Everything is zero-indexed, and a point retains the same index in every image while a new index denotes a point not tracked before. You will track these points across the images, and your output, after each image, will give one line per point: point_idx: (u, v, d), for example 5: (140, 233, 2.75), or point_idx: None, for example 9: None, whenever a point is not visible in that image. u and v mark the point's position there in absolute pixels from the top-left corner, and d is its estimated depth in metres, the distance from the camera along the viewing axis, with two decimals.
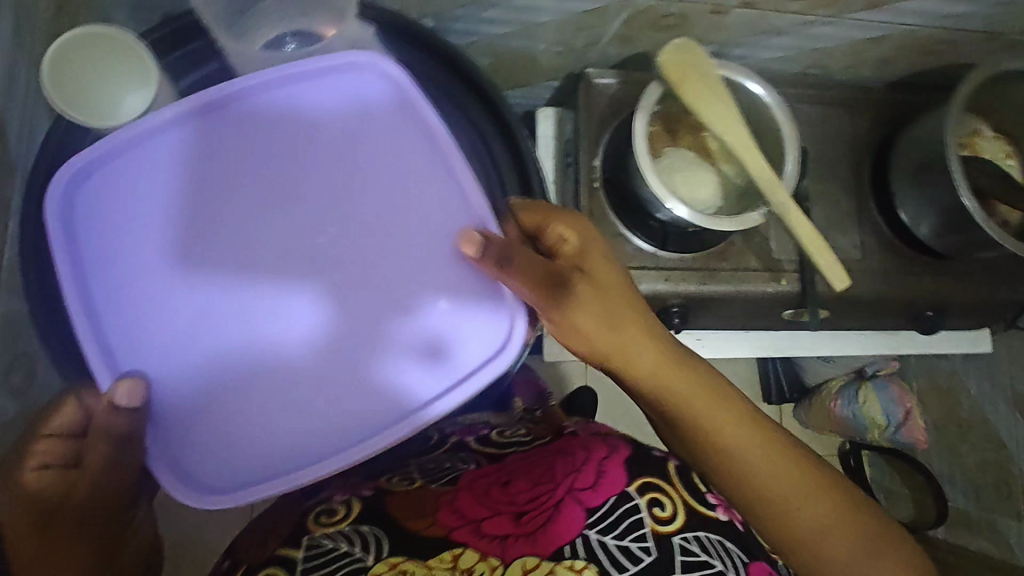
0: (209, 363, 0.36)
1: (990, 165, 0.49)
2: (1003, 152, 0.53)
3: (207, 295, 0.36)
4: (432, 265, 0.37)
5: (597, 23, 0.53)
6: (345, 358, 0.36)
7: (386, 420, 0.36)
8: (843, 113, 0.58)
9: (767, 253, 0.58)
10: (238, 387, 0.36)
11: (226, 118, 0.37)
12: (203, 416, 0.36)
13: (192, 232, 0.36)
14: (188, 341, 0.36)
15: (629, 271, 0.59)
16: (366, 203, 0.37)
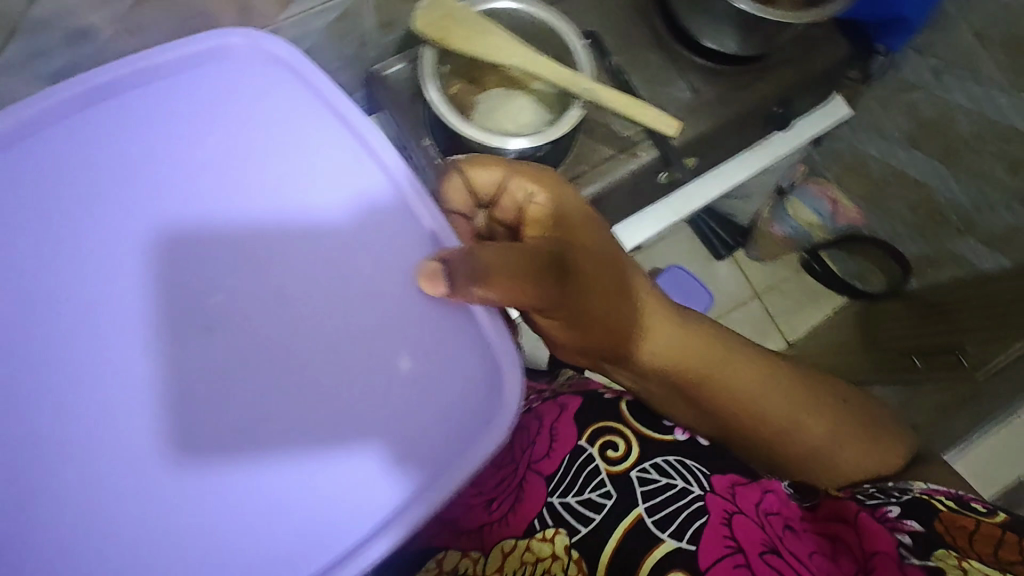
0: (159, 457, 0.28)
1: None
2: None
3: (124, 391, 0.29)
4: (392, 290, 0.32)
5: (351, 26, 0.55)
6: (326, 415, 0.30)
7: (400, 466, 0.29)
8: None
9: (615, 137, 0.58)
10: (200, 474, 0.28)
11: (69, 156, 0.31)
12: (154, 512, 0.28)
13: (80, 329, 0.29)
14: (122, 447, 0.28)
15: None
16: (304, 245, 0.32)
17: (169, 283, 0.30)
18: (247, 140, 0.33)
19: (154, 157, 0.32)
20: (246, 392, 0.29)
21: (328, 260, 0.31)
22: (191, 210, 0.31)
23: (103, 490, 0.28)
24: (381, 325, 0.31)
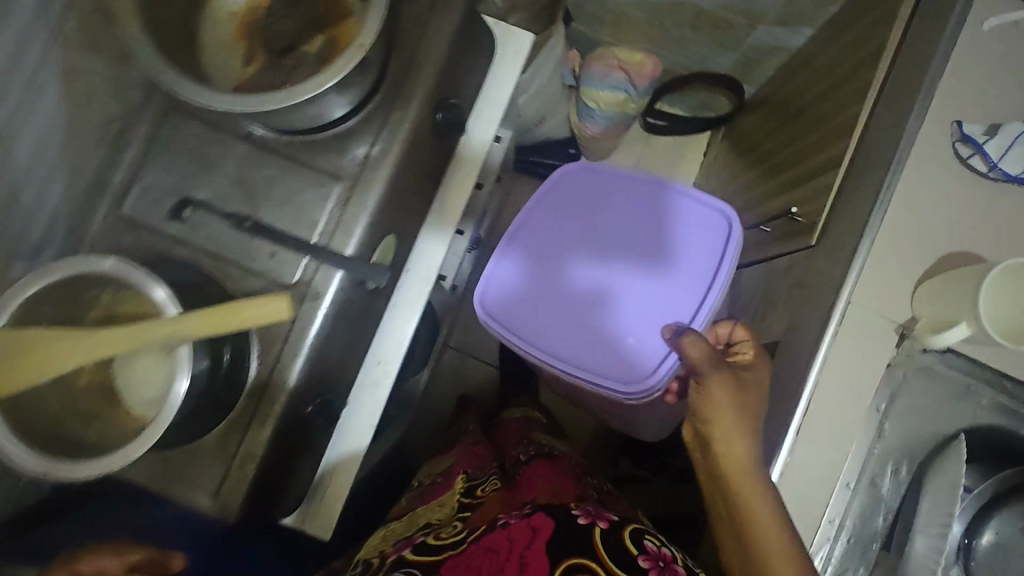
0: (596, 330, 0.98)
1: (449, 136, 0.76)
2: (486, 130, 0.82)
3: (614, 309, 0.98)
4: (654, 320, 0.96)
5: (268, 192, 0.68)
6: (604, 342, 0.98)
7: (603, 374, 0.97)
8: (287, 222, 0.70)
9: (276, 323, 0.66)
10: (597, 331, 0.98)
11: (619, 263, 1.00)
12: (599, 349, 0.98)
13: (591, 277, 1.00)
14: (631, 296, 0.98)
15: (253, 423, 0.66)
16: (652, 291, 0.98)
17: (646, 298, 0.98)
18: (699, 249, 1.00)
19: (643, 256, 1.00)
20: (607, 334, 0.98)
21: (637, 296, 0.98)
22: (597, 276, 1.00)
23: (609, 308, 0.99)
24: (644, 331, 0.97)
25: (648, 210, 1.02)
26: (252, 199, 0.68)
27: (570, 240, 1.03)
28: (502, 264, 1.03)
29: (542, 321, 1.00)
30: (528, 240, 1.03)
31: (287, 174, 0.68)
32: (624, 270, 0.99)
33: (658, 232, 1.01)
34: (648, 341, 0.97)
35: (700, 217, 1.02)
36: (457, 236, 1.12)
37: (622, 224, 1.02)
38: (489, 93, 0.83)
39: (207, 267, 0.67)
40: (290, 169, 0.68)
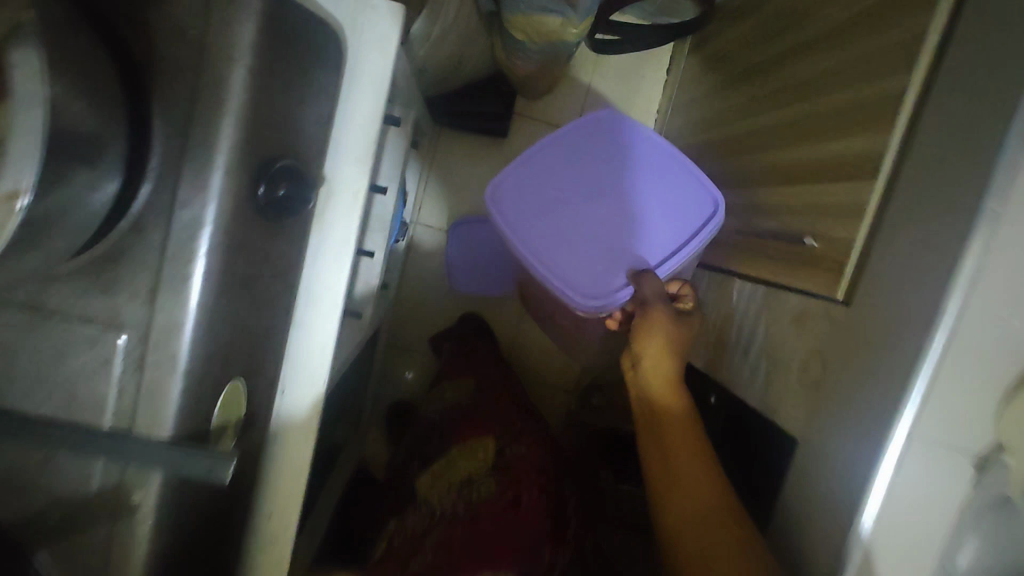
0: (557, 231, 0.85)
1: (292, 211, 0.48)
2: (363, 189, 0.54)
3: (577, 215, 0.86)
4: (602, 258, 0.84)
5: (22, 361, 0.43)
6: (558, 241, 0.85)
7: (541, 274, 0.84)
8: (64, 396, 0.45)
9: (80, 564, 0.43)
10: (559, 233, 0.85)
11: (615, 199, 0.86)
12: (544, 250, 0.85)
13: (598, 187, 0.87)
14: (596, 232, 0.85)
15: None
16: (613, 237, 0.85)
17: (608, 237, 0.85)
18: (683, 226, 0.85)
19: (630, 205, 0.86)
20: (563, 238, 0.85)
21: (599, 232, 0.85)
22: (596, 200, 0.86)
23: (579, 215, 0.86)
24: (591, 263, 0.84)
25: (663, 182, 0.87)
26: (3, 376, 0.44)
27: (590, 170, 0.87)
28: (531, 156, 0.88)
29: (547, 214, 0.86)
30: (571, 140, 0.88)
31: (45, 332, 0.43)
32: (619, 201, 0.86)
33: (661, 201, 0.87)
34: (579, 272, 0.84)
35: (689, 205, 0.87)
36: (364, 259, 0.86)
37: (653, 175, 0.87)
38: (348, 113, 0.54)
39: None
40: (48, 322, 0.43)
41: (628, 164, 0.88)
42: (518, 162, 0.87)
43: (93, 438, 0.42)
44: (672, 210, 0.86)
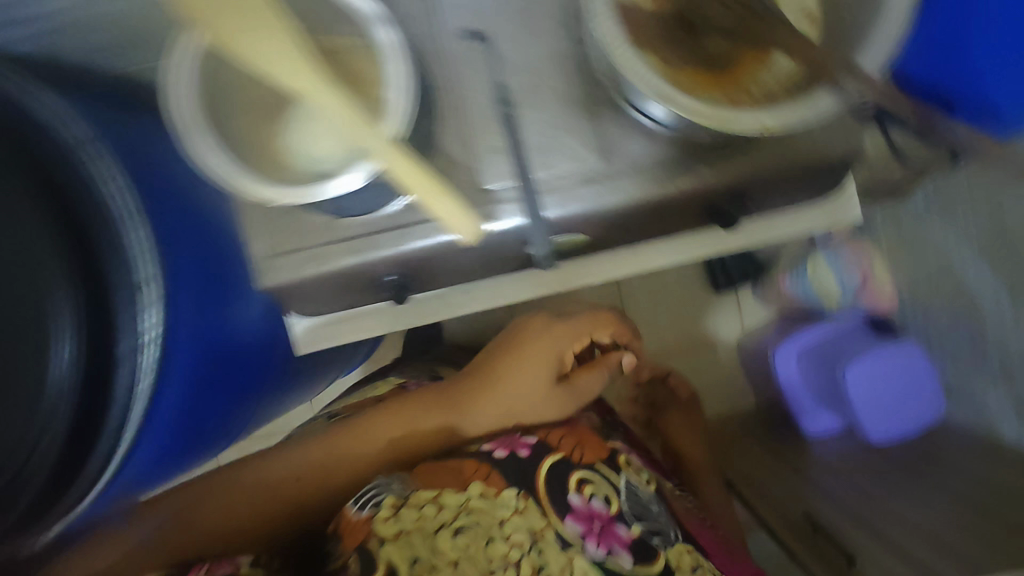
0: (906, 356, 1.09)
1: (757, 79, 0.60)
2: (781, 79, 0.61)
3: (904, 369, 1.09)
4: (842, 350, 1.24)
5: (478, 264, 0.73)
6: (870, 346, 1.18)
7: (906, 346, 1.09)
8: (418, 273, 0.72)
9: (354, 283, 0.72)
10: (902, 358, 1.09)
11: (880, 395, 1.10)
12: (915, 357, 1.09)
13: (916, 394, 1.09)
14: (880, 383, 1.10)
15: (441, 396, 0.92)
16: (873, 382, 1.10)
17: (874, 380, 1.10)
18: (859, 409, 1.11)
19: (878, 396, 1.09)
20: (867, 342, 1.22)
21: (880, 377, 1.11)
22: (907, 386, 1.09)
23: (903, 362, 1.09)
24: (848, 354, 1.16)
25: (885, 421, 1.10)
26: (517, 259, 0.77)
27: (906, 401, 1.09)
28: (925, 379, 1.09)
29: (884, 383, 1.10)
30: (921, 400, 1.09)
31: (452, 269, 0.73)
32: (899, 401, 1.09)
33: (881, 416, 1.10)
34: (851, 342, 1.25)
35: (875, 420, 1.10)
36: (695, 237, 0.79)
37: (886, 415, 1.10)
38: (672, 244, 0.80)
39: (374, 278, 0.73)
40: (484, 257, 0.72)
41: (905, 399, 1.09)
42: (925, 365, 1.09)
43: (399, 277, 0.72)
44: (872, 412, 1.10)
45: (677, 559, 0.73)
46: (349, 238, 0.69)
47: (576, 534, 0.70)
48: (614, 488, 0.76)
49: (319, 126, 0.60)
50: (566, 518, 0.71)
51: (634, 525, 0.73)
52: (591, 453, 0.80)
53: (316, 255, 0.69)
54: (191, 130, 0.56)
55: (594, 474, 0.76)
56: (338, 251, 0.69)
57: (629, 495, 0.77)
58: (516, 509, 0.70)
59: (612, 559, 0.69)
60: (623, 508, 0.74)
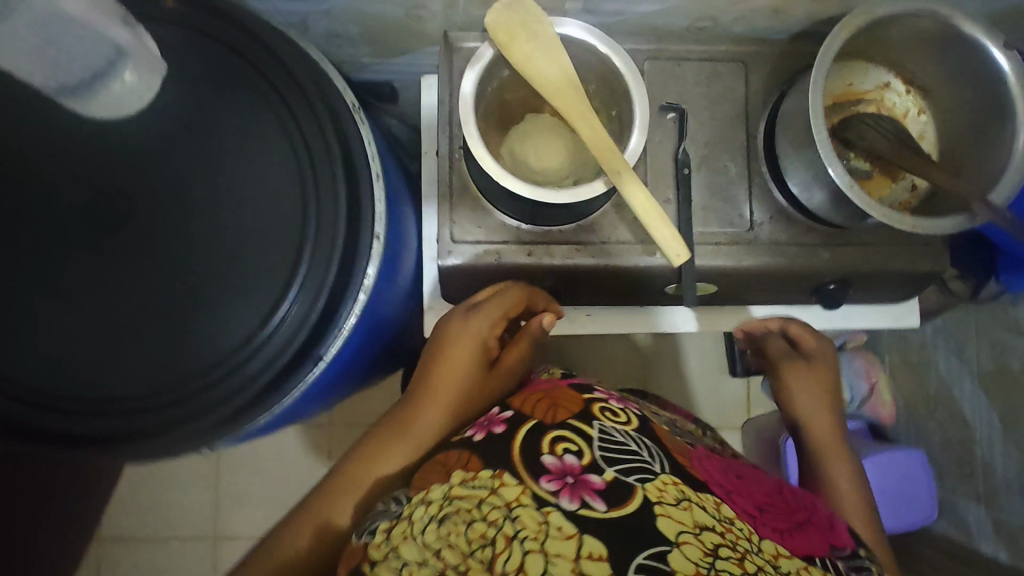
0: (908, 463, 1.24)
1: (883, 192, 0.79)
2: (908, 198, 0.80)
3: (906, 475, 1.24)
4: (848, 449, 1.38)
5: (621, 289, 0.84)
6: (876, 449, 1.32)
7: (909, 453, 1.24)
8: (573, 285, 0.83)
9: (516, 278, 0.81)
10: (904, 463, 1.24)
11: (882, 493, 1.24)
12: (918, 465, 1.24)
13: (915, 498, 1.24)
14: (882, 484, 1.25)
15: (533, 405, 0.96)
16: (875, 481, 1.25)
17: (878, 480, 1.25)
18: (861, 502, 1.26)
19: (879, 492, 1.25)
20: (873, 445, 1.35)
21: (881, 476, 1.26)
22: (909, 488, 1.23)
23: (906, 468, 1.24)
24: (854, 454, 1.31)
25: (886, 517, 1.24)
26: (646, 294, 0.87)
27: (906, 502, 1.24)
28: (924, 485, 1.23)
29: (887, 484, 1.24)
30: (919, 503, 1.23)
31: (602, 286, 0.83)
32: (899, 500, 1.24)
33: (881, 512, 1.24)
34: (854, 446, 1.39)
35: (878, 516, 1.25)
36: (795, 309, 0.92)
37: (887, 512, 1.24)
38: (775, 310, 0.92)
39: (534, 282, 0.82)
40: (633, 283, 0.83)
41: (905, 500, 1.24)
42: (926, 474, 1.23)
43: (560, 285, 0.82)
44: (875, 509, 1.25)
45: (664, 487, 0.60)
46: (528, 242, 0.80)
47: (552, 492, 0.57)
48: (590, 437, 0.63)
49: (551, 143, 0.74)
50: (541, 479, 0.58)
51: (604, 470, 0.60)
52: (563, 413, 0.67)
53: (497, 251, 0.79)
54: (469, 117, 0.68)
55: (575, 429, 0.64)
56: (517, 251, 0.79)
57: (614, 439, 0.64)
58: (500, 490, 0.57)
59: (583, 506, 0.56)
60: (598, 457, 0.61)
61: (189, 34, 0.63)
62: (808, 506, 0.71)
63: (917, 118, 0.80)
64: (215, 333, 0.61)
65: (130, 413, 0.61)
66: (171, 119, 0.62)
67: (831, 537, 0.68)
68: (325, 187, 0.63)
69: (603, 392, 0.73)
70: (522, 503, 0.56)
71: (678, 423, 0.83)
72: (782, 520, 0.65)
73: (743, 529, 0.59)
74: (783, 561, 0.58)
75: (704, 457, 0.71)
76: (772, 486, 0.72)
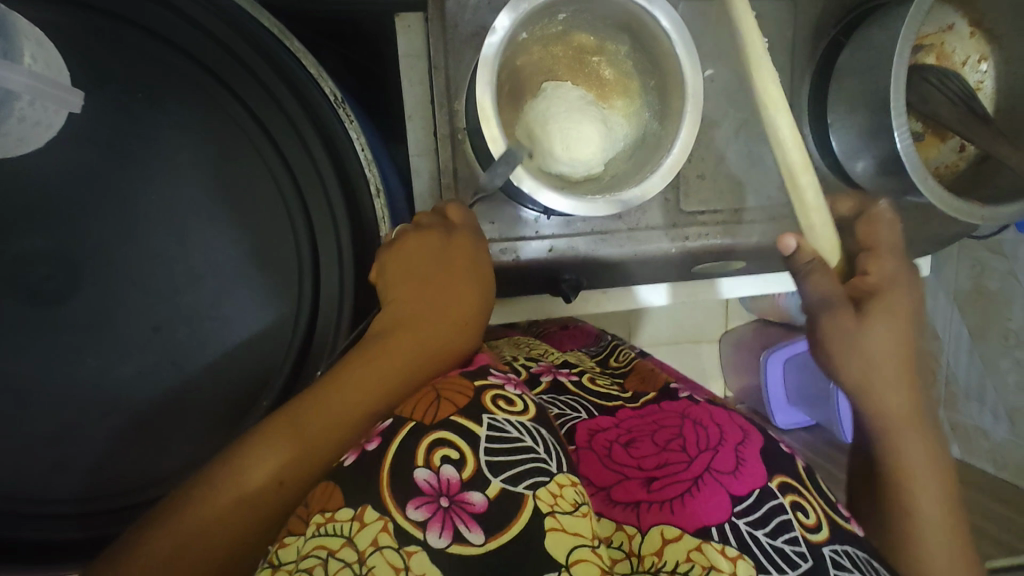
0: None
1: (931, 147, 0.72)
2: (957, 159, 0.72)
3: None
4: (819, 359, 1.43)
5: (650, 267, 0.76)
6: None
7: None
8: (596, 268, 0.74)
9: (540, 267, 0.71)
10: None
11: (854, 409, 1.33)
12: None
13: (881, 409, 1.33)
14: (853, 400, 1.32)
15: (606, 346, 0.74)
16: (850, 399, 1.32)
17: (852, 398, 1.32)
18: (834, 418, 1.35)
19: (852, 408, 1.33)
20: None
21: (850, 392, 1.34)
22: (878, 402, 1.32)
23: None
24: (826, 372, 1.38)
25: (858, 428, 1.34)
26: (676, 272, 0.80)
27: None
28: None
29: None
30: None
31: (632, 263, 0.74)
32: (869, 414, 1.33)
33: (853, 425, 1.33)
34: None
35: (852, 427, 1.34)
36: None
37: None
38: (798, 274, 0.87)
39: (559, 276, 0.73)
40: (663, 261, 0.75)
41: None
42: None
43: (583, 273, 0.74)
44: (849, 422, 1.34)
45: (558, 489, 0.39)
46: (548, 236, 0.70)
47: (419, 522, 0.35)
48: (477, 439, 0.39)
49: (583, 120, 0.61)
50: (409, 509, 0.36)
51: (489, 483, 0.38)
52: (445, 411, 0.40)
53: (516, 249, 0.69)
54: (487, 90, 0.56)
55: (461, 430, 0.39)
56: (537, 248, 0.70)
57: (492, 431, 0.40)
58: (360, 540, 0.34)
59: (456, 540, 0.35)
60: (484, 464, 0.38)
61: (103, 21, 0.46)
62: (718, 422, 0.51)
63: (977, 66, 0.70)
64: (216, 406, 0.52)
65: (99, 508, 0.51)
66: (105, 145, 0.47)
67: (730, 486, 0.47)
68: (322, 222, 0.51)
69: (500, 376, 0.45)
70: (382, 548, 0.34)
71: (566, 366, 0.64)
72: (705, 455, 0.48)
73: (622, 543, 0.45)
74: (666, 555, 0.44)
75: (591, 443, 0.50)
76: (671, 423, 0.51)
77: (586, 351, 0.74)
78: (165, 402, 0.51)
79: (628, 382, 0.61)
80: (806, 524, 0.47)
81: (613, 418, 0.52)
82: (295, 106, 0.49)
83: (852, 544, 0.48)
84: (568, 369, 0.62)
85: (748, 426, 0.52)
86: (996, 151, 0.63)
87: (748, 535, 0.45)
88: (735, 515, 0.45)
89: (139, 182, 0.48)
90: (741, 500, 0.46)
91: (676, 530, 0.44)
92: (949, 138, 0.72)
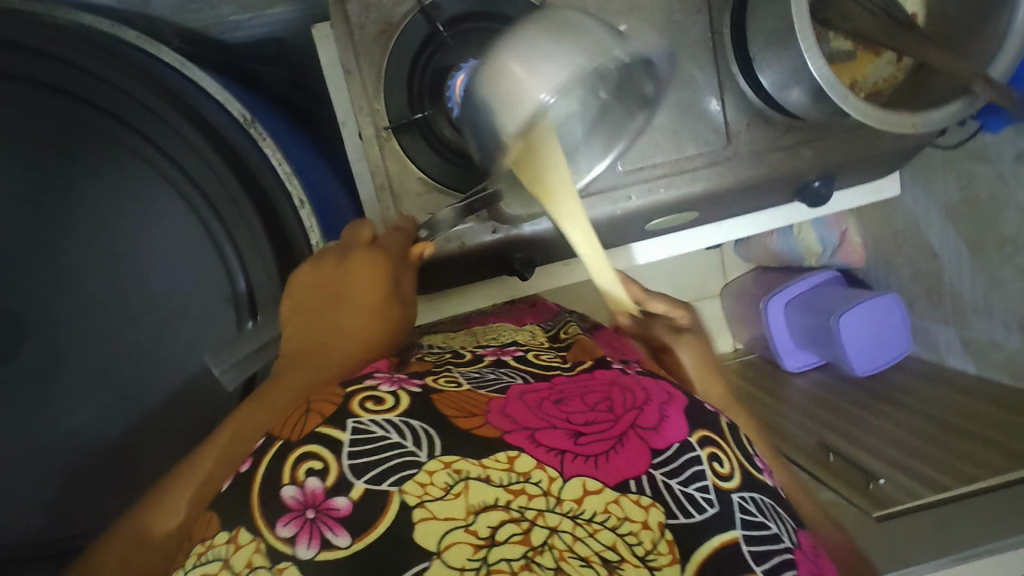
0: (882, 306, 1.28)
1: (864, 64, 0.70)
2: (895, 72, 0.70)
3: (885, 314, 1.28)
4: (819, 296, 1.40)
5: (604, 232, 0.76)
6: (850, 293, 1.35)
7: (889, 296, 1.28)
8: (547, 241, 0.74)
9: (485, 248, 0.71)
10: (880, 304, 1.28)
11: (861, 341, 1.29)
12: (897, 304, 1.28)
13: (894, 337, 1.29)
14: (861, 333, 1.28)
15: (563, 321, 0.74)
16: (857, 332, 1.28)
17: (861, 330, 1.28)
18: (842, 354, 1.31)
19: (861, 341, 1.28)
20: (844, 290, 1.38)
21: None
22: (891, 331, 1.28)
23: (884, 311, 1.28)
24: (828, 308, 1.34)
25: (864, 361, 1.30)
26: (631, 234, 0.80)
27: (884, 342, 1.29)
28: (896, 322, 1.28)
29: (865, 331, 1.28)
30: (896, 339, 1.29)
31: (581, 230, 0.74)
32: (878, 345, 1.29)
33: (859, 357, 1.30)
34: (825, 293, 1.41)
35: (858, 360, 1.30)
36: (786, 210, 0.87)
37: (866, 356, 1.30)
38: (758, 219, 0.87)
39: (513, 255, 0.74)
40: (616, 221, 0.75)
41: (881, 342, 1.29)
42: (898, 309, 1.28)
43: (536, 243, 0.74)
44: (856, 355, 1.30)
45: (428, 479, 0.42)
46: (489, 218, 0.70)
47: (287, 538, 0.39)
48: (342, 445, 0.43)
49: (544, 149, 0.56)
50: (277, 525, 0.40)
51: (351, 486, 0.41)
52: (313, 422, 0.44)
53: (459, 236, 0.70)
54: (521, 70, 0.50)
55: (323, 439, 0.43)
56: (480, 231, 0.70)
57: (356, 433, 0.43)
58: (236, 559, 0.39)
59: (324, 547, 0.39)
60: (348, 468, 0.42)
61: (10, 87, 0.48)
62: (642, 385, 0.53)
63: None
64: (177, 433, 0.54)
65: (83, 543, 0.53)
66: (23, 201, 0.50)
67: (650, 439, 0.47)
68: (246, 241, 0.52)
69: (381, 378, 0.48)
70: (257, 567, 0.39)
71: (513, 346, 0.65)
72: (606, 418, 0.48)
73: (540, 481, 0.43)
74: (588, 502, 0.42)
75: (522, 396, 0.49)
76: (600, 386, 0.52)
77: (542, 326, 0.74)
78: (132, 437, 0.53)
79: (570, 355, 0.62)
80: (718, 472, 0.48)
81: (547, 380, 0.53)
82: (199, 135, 0.50)
83: (760, 490, 0.49)
84: (510, 348, 0.64)
85: (673, 390, 0.53)
86: (924, 56, 0.61)
87: (661, 483, 0.45)
88: (653, 466, 0.46)
89: (62, 232, 0.51)
90: (660, 453, 0.47)
91: (598, 483, 0.43)
92: (881, 51, 0.70)
